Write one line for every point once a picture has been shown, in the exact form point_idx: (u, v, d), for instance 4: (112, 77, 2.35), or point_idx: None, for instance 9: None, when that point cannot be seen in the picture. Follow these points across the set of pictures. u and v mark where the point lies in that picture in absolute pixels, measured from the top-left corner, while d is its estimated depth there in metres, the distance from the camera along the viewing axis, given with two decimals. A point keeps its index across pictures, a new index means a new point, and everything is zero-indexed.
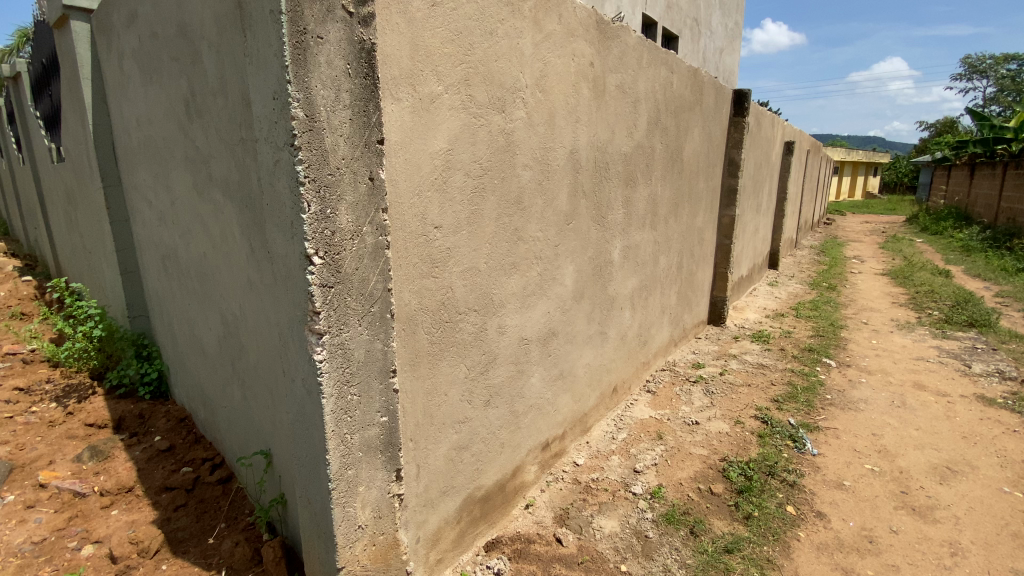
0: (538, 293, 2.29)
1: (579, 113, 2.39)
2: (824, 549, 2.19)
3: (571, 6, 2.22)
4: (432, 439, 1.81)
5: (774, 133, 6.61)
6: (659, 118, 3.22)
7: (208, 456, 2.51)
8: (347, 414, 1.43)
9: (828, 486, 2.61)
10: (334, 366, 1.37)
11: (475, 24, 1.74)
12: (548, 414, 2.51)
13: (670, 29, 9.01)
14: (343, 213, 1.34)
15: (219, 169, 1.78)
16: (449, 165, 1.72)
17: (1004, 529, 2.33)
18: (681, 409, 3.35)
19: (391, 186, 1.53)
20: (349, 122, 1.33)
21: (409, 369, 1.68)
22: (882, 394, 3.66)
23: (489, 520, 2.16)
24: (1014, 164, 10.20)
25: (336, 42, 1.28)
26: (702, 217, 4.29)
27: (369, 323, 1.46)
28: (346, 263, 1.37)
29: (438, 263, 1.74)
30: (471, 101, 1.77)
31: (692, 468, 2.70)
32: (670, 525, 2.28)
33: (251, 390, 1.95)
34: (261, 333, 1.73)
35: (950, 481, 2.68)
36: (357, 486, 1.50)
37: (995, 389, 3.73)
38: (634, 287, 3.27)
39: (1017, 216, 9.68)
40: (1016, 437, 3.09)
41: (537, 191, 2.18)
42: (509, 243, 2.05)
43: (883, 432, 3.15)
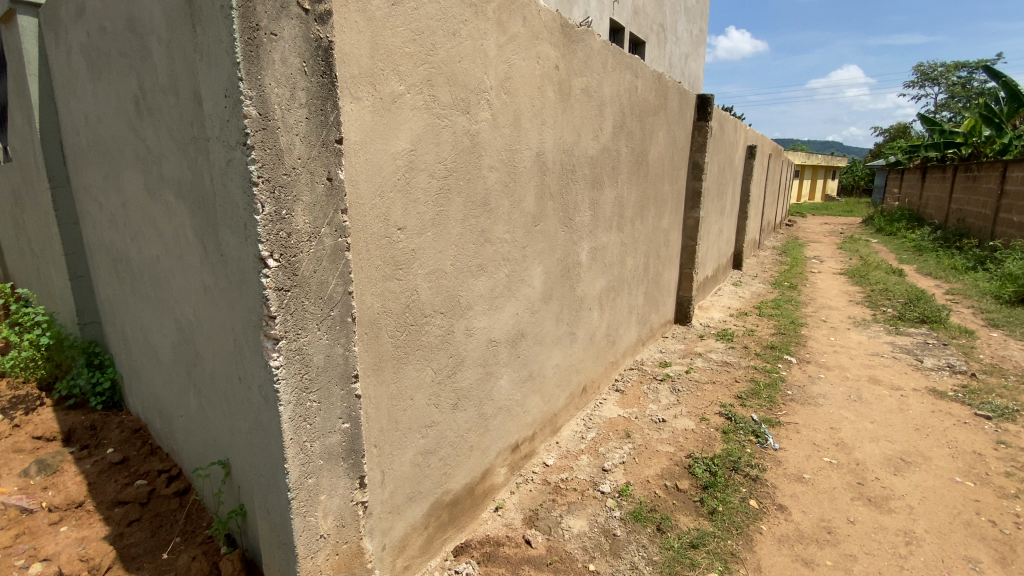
0: (507, 295, 2.29)
1: (545, 116, 2.40)
2: (785, 541, 2.25)
3: (535, 9, 2.23)
4: (398, 444, 1.78)
5: (737, 137, 6.80)
6: (625, 122, 3.27)
7: (164, 468, 2.40)
8: (306, 421, 1.39)
9: (789, 479, 2.69)
10: (291, 372, 1.34)
11: (437, 24, 1.72)
12: (517, 415, 2.50)
13: (637, 34, 9.18)
14: (300, 215, 1.31)
15: (171, 169, 1.72)
16: (412, 165, 1.70)
17: (956, 518, 2.43)
18: (648, 408, 3.40)
19: (351, 187, 1.50)
20: (305, 121, 1.30)
21: (373, 373, 1.65)
22: (841, 388, 3.80)
23: (457, 524, 2.14)
24: (962, 168, 10.74)
25: (292, 39, 1.24)
26: (668, 219, 4.38)
27: (328, 327, 1.42)
28: (303, 266, 1.33)
29: (402, 265, 1.71)
30: (435, 102, 1.76)
31: (659, 465, 2.75)
32: (637, 522, 2.31)
33: (208, 398, 1.88)
34: (216, 339, 1.67)
35: (904, 472, 2.79)
36: (318, 495, 1.46)
37: (946, 382, 3.91)
38: (603, 288, 3.31)
39: (965, 217, 10.18)
40: (964, 428, 3.25)
41: (504, 193, 2.18)
42: (475, 245, 2.04)
43: (841, 425, 3.27)
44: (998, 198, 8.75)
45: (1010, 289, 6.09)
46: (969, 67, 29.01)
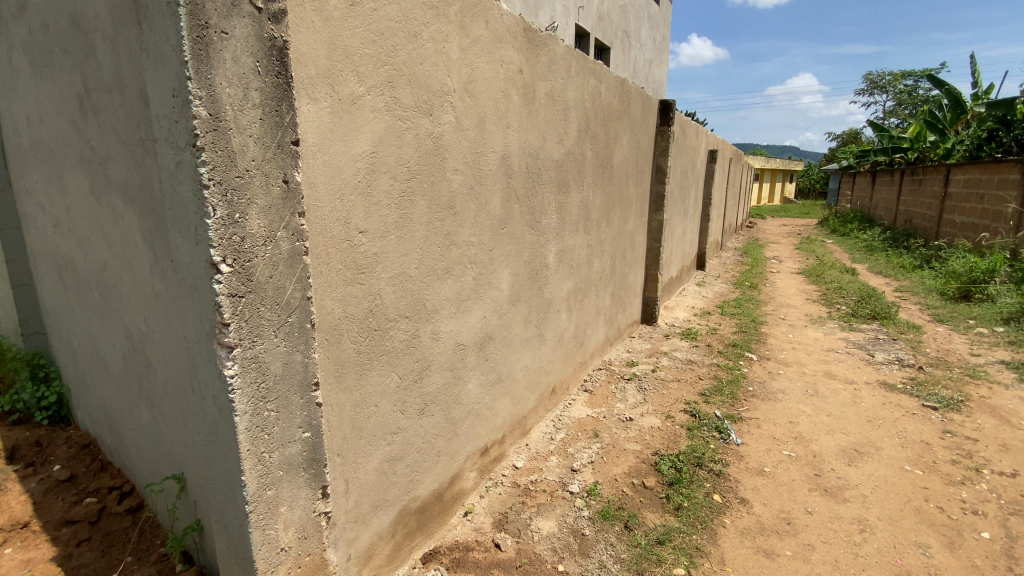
0: (474, 298, 2.28)
1: (509, 119, 2.41)
2: (747, 534, 2.31)
3: (497, 13, 2.24)
4: (362, 451, 1.75)
5: (699, 142, 6.99)
6: (589, 126, 3.32)
7: (116, 484, 2.29)
8: (264, 431, 1.35)
9: (751, 473, 2.77)
10: (247, 381, 1.29)
11: (398, 26, 1.71)
12: (486, 419, 2.49)
13: (602, 40, 9.33)
14: (254, 219, 1.27)
15: (117, 171, 1.64)
16: (373, 167, 1.67)
17: (907, 505, 2.55)
18: (615, 407, 3.44)
19: (309, 190, 1.46)
20: (259, 122, 1.27)
21: (334, 380, 1.61)
22: (798, 383, 3.95)
23: (426, 531, 2.11)
24: (908, 172, 11.35)
25: (244, 38, 1.21)
26: (633, 222, 4.46)
27: (286, 334, 1.38)
28: (258, 271, 1.29)
29: (364, 269, 1.68)
30: (396, 103, 1.73)
31: (626, 464, 2.79)
32: (605, 521, 2.33)
33: (161, 410, 1.80)
34: (168, 348, 1.60)
35: (858, 462, 2.92)
36: (278, 507, 1.42)
37: (896, 375, 4.11)
38: (570, 289, 3.33)
39: (912, 218, 10.75)
40: (913, 419, 3.42)
41: (469, 196, 2.17)
42: (440, 248, 2.02)
43: (799, 419, 3.39)
44: (941, 200, 9.26)
45: (953, 286, 6.45)
46: (914, 76, 30.67)
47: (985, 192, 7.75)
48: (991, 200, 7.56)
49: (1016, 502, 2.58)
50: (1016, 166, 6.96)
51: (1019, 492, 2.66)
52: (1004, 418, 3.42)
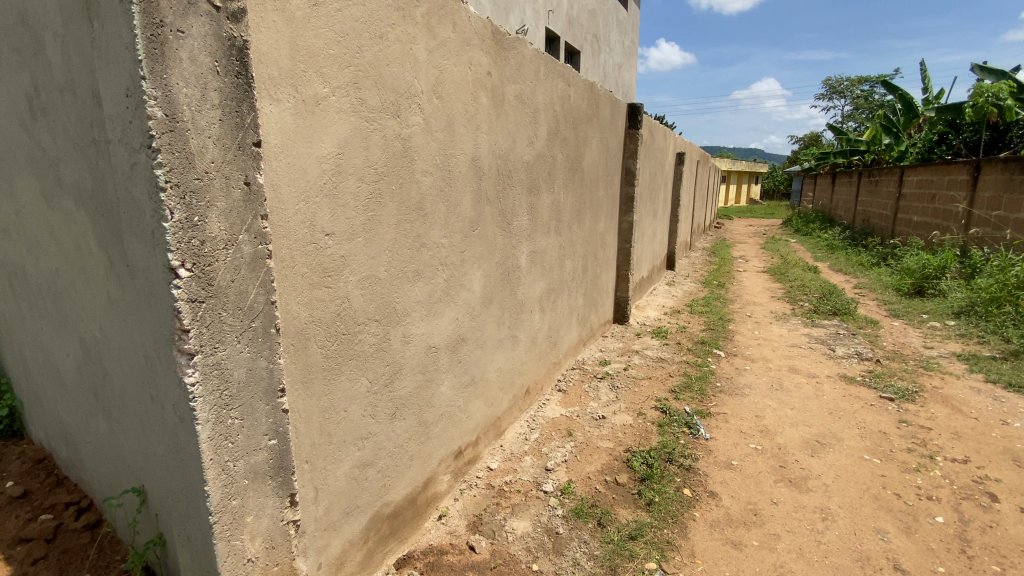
0: (445, 300, 2.28)
1: (478, 121, 2.41)
2: (716, 526, 2.37)
3: (465, 15, 2.24)
4: (332, 458, 1.72)
5: (668, 144, 7.14)
6: (559, 129, 3.35)
7: (73, 500, 2.19)
8: (227, 440, 1.31)
9: (719, 466, 2.84)
10: (209, 389, 1.26)
11: (363, 27, 1.69)
12: (460, 421, 2.48)
13: (572, 43, 9.44)
14: (214, 222, 1.24)
15: (69, 173, 1.58)
16: (340, 169, 1.65)
17: (866, 493, 2.65)
18: (588, 406, 3.49)
19: (272, 192, 1.44)
20: (219, 123, 1.24)
21: (301, 386, 1.59)
22: (764, 378, 4.07)
23: (399, 536, 2.09)
24: (864, 173, 11.87)
25: (201, 37, 1.18)
26: (604, 223, 4.53)
27: (249, 339, 1.35)
28: (219, 275, 1.26)
29: (331, 273, 1.66)
30: (362, 104, 1.72)
31: (600, 461, 2.82)
32: (579, 519, 2.35)
33: (118, 421, 1.73)
34: (125, 357, 1.55)
35: (820, 453, 3.02)
36: (243, 517, 1.38)
37: (855, 368, 4.29)
38: (542, 290, 3.36)
39: (869, 217, 11.22)
40: (871, 410, 3.56)
41: (439, 198, 2.17)
42: (410, 250, 2.01)
43: (765, 413, 3.49)
44: (896, 200, 9.69)
45: (908, 282, 6.73)
46: (870, 82, 32.06)
47: (936, 192, 8.14)
48: (942, 200, 7.94)
49: (966, 487, 2.72)
50: (964, 167, 7.34)
51: (970, 477, 2.80)
52: (955, 407, 3.59)
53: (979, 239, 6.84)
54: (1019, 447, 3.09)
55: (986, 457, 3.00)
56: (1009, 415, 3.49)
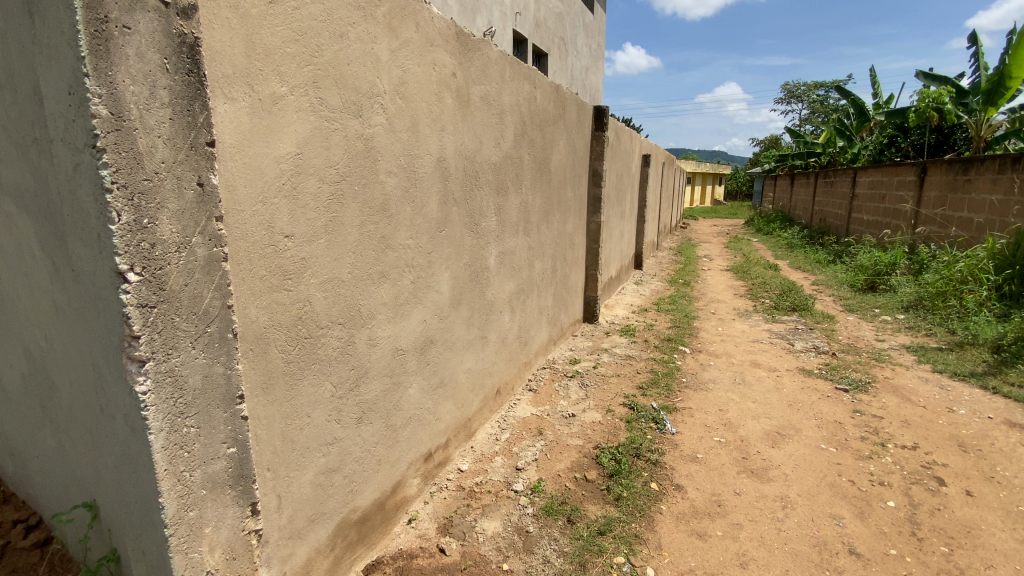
0: (412, 302, 2.26)
1: (444, 122, 2.40)
2: (682, 518, 2.43)
3: (427, 15, 2.23)
4: (295, 465, 1.68)
5: (634, 146, 7.27)
6: (526, 130, 3.37)
7: (20, 518, 2.07)
8: (183, 449, 1.27)
9: (685, 459, 2.91)
10: (162, 397, 1.22)
11: (322, 25, 1.66)
12: (429, 424, 2.47)
13: (540, 46, 9.52)
14: (165, 224, 1.20)
15: (10, 175, 1.49)
16: (300, 169, 1.62)
17: (823, 480, 2.77)
18: (559, 404, 3.52)
19: (228, 193, 1.40)
20: (169, 122, 1.19)
21: (261, 392, 1.55)
22: (727, 373, 4.20)
23: (368, 542, 2.07)
24: (820, 174, 12.37)
25: (149, 34, 1.14)
26: (573, 223, 4.58)
27: (205, 345, 1.31)
28: (171, 279, 1.22)
29: (291, 275, 1.63)
30: (322, 104, 1.69)
31: (569, 459, 2.85)
32: (549, 516, 2.37)
33: (67, 434, 1.65)
34: (73, 366, 1.48)
35: (781, 443, 3.13)
36: (201, 529, 1.34)
37: (813, 361, 4.46)
38: (512, 291, 3.37)
39: (825, 217, 11.70)
40: (828, 401, 3.72)
41: (404, 199, 2.15)
42: (375, 252, 1.99)
43: (728, 406, 3.60)
44: (850, 201, 10.14)
45: (862, 279, 7.06)
46: (825, 87, 33.46)
47: (887, 193, 8.54)
48: (892, 200, 8.35)
49: (915, 472, 2.87)
50: (911, 168, 7.74)
51: (918, 462, 2.96)
52: (904, 397, 3.78)
53: (925, 237, 7.22)
54: (962, 433, 3.28)
55: (934, 443, 3.16)
56: (954, 402, 3.69)
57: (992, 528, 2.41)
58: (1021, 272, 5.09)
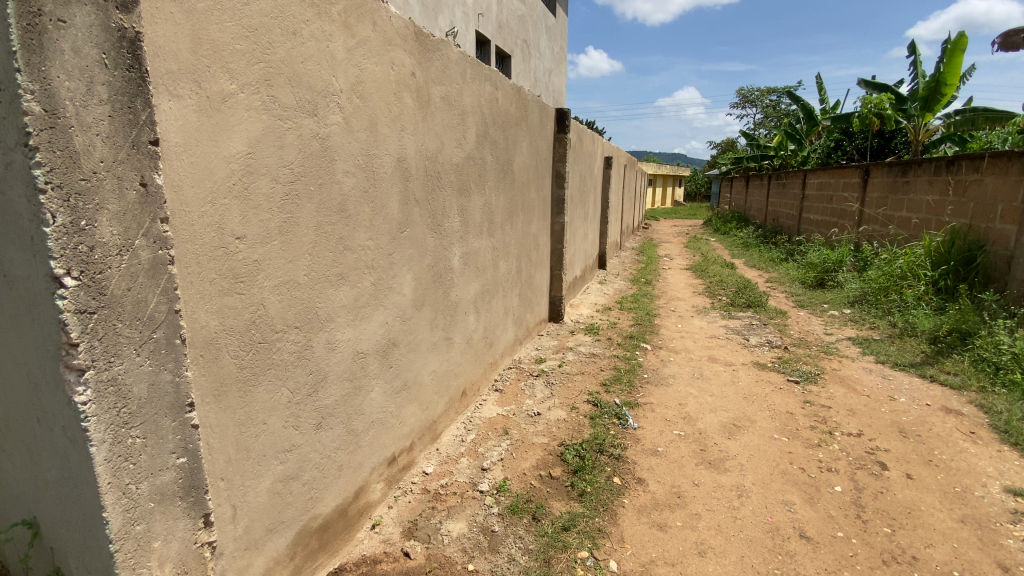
0: (373, 304, 2.23)
1: (404, 122, 2.38)
2: (643, 511, 2.49)
3: (385, 14, 2.21)
4: (251, 473, 1.64)
5: (596, 148, 7.39)
6: (487, 131, 3.37)
7: None
8: (128, 461, 1.21)
9: (646, 453, 2.99)
10: (105, 407, 1.16)
11: (273, 22, 1.63)
12: (393, 427, 2.44)
13: (503, 47, 9.56)
14: (106, 226, 1.14)
15: None
16: (251, 169, 1.58)
17: (776, 468, 2.89)
18: (524, 403, 3.54)
19: (173, 193, 1.35)
20: (108, 119, 1.14)
21: (213, 400, 1.50)
22: (686, 368, 4.33)
23: (329, 549, 2.03)
24: (772, 176, 12.91)
25: (85, 28, 1.09)
26: (537, 225, 4.62)
27: (151, 351, 1.26)
28: (112, 283, 1.17)
29: (243, 278, 1.58)
30: (274, 102, 1.65)
31: (534, 457, 2.88)
32: (514, 515, 2.38)
33: (3, 449, 1.55)
34: (7, 377, 1.39)
35: (737, 435, 3.25)
36: (150, 543, 1.28)
37: (766, 355, 4.65)
38: (477, 291, 3.37)
39: (778, 217, 12.22)
40: (780, 392, 3.89)
41: (363, 199, 2.12)
42: (333, 253, 1.96)
43: (687, 400, 3.71)
44: (800, 202, 10.61)
45: (811, 275, 7.43)
46: (776, 93, 34.97)
47: (834, 194, 8.99)
48: (838, 201, 8.80)
49: (860, 458, 3.03)
50: (855, 170, 8.18)
51: (863, 448, 3.13)
52: (850, 387, 4.00)
53: (869, 236, 7.63)
54: (903, 419, 3.49)
55: (877, 430, 3.36)
56: (895, 391, 3.93)
57: (930, 508, 2.58)
58: (955, 268, 5.34)
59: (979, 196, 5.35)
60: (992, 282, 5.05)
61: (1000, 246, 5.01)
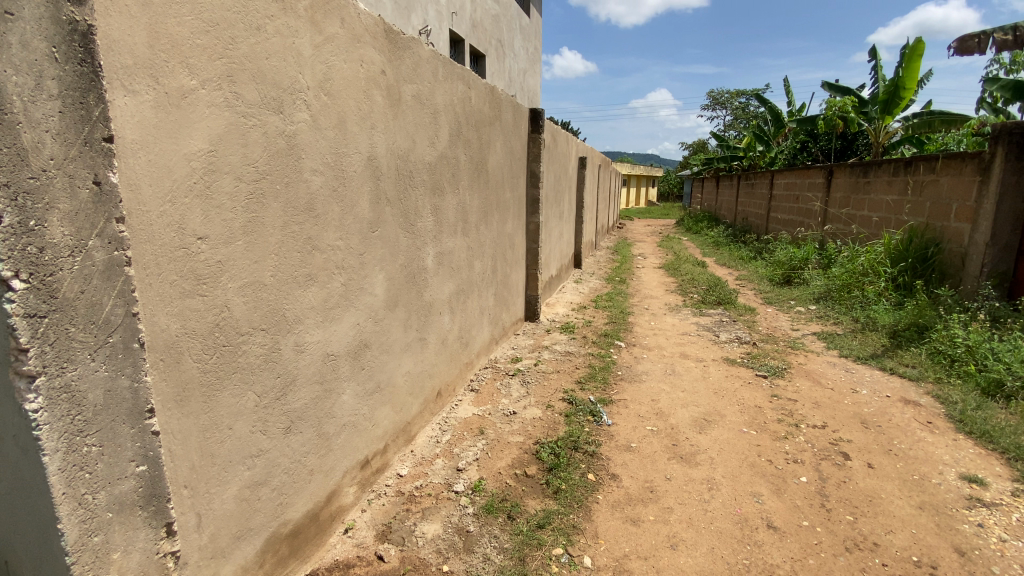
0: (343, 305, 2.20)
1: (374, 120, 2.35)
2: (617, 506, 2.52)
3: (354, 11, 2.18)
4: (216, 480, 1.59)
5: (571, 148, 7.44)
6: (460, 130, 3.36)
7: None
8: (84, 470, 1.17)
9: (619, 449, 3.03)
10: (57, 415, 1.11)
11: (236, 17, 1.58)
12: (365, 430, 2.40)
13: (476, 46, 9.53)
14: (57, 226, 1.10)
15: None
16: (213, 167, 1.54)
17: (745, 461, 2.97)
18: (500, 403, 3.55)
19: (130, 192, 1.30)
20: (59, 115, 1.09)
21: (175, 405, 1.45)
22: (659, 364, 4.41)
23: (300, 556, 1.99)
24: (741, 176, 13.24)
25: (34, 19, 1.04)
26: (511, 224, 4.62)
27: (106, 357, 1.22)
28: (64, 286, 1.12)
29: (206, 280, 1.54)
30: (238, 99, 1.61)
31: (510, 456, 2.89)
32: (489, 514, 2.38)
33: None
34: None
35: (707, 429, 3.33)
36: (108, 554, 1.24)
37: (736, 351, 4.77)
38: (451, 291, 3.36)
39: (747, 216, 12.53)
40: (749, 387, 3.99)
41: (332, 198, 2.09)
42: (301, 253, 1.92)
43: (659, 396, 3.78)
44: (768, 202, 10.91)
45: (779, 273, 7.66)
46: (744, 95, 35.89)
47: (800, 194, 9.27)
48: (804, 201, 9.08)
49: (825, 449, 3.13)
50: (819, 171, 8.45)
51: (827, 439, 3.24)
52: (815, 380, 4.13)
53: (833, 234, 7.89)
54: (864, 411, 3.63)
55: (840, 421, 3.48)
56: (857, 383, 4.08)
57: (891, 496, 2.69)
58: (913, 265, 5.59)
59: (935, 196, 5.57)
60: (948, 278, 5.27)
61: (954, 244, 5.23)
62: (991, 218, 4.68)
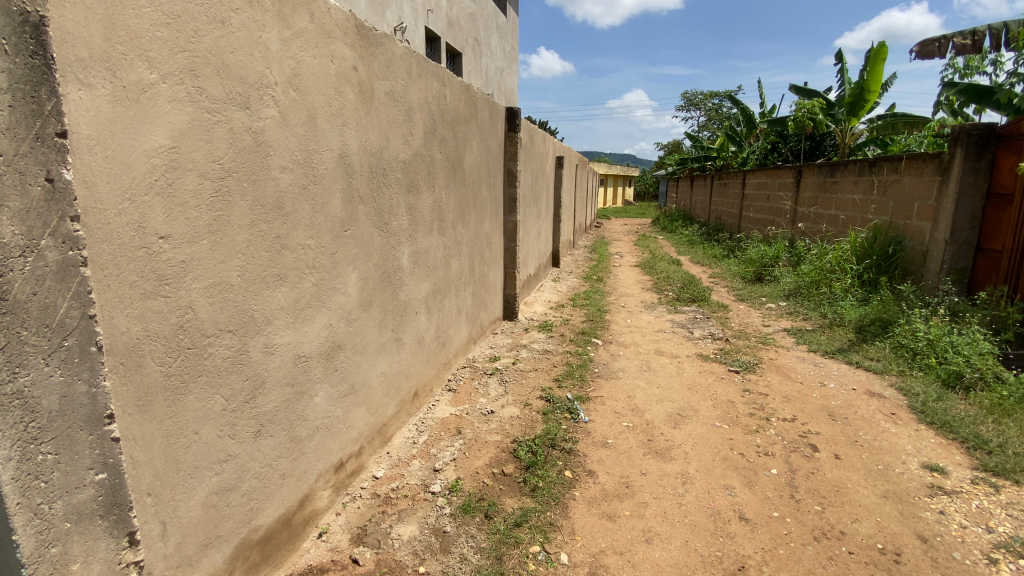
0: (315, 305, 2.16)
1: (345, 117, 2.32)
2: (594, 502, 2.54)
3: (324, 6, 2.14)
4: (182, 487, 1.55)
5: (548, 147, 7.46)
6: (435, 128, 3.33)
7: None
8: (39, 480, 1.12)
9: (596, 446, 3.06)
10: (9, 422, 1.06)
11: (199, 9, 1.54)
12: (339, 432, 2.37)
13: (453, 44, 9.48)
14: (6, 224, 1.04)
15: None
16: (176, 164, 1.49)
17: (718, 455, 3.03)
18: (478, 402, 3.54)
19: (86, 190, 1.25)
20: (9, 109, 1.04)
21: (137, 410, 1.41)
22: (635, 361, 4.47)
23: (272, 562, 1.95)
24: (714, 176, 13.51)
25: None
26: (488, 223, 4.61)
27: (62, 361, 1.17)
28: (15, 288, 1.07)
29: (169, 281, 1.49)
30: (201, 94, 1.56)
31: (487, 455, 2.88)
32: (466, 514, 2.37)
33: None
34: None
35: (682, 424, 3.39)
36: (67, 565, 1.19)
37: (710, 347, 4.87)
38: (427, 291, 3.33)
39: (720, 215, 12.78)
40: (722, 382, 4.08)
41: (302, 196, 2.05)
42: (270, 253, 1.88)
43: (635, 392, 3.83)
44: (740, 201, 11.15)
45: (751, 271, 7.83)
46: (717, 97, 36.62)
47: (771, 193, 9.50)
48: (775, 200, 9.30)
49: (794, 441, 3.22)
50: (788, 171, 8.68)
51: (797, 432, 3.33)
52: (785, 374, 4.25)
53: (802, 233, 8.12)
54: (832, 403, 3.74)
55: (809, 414, 3.58)
56: (825, 377, 4.21)
57: (857, 486, 2.78)
58: (877, 262, 5.79)
59: (897, 196, 5.77)
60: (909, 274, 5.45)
61: (916, 241, 5.42)
62: (950, 216, 4.86)
